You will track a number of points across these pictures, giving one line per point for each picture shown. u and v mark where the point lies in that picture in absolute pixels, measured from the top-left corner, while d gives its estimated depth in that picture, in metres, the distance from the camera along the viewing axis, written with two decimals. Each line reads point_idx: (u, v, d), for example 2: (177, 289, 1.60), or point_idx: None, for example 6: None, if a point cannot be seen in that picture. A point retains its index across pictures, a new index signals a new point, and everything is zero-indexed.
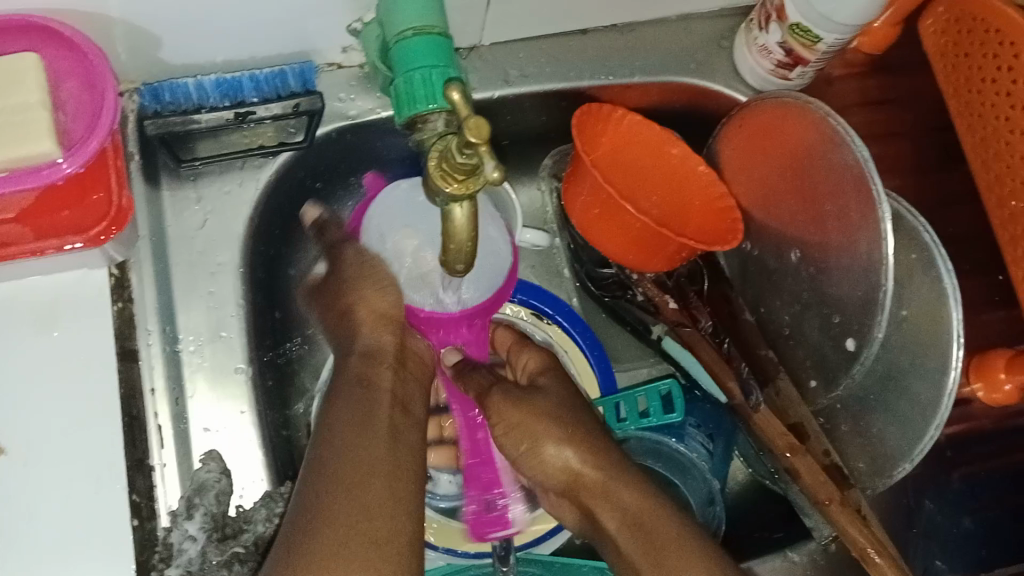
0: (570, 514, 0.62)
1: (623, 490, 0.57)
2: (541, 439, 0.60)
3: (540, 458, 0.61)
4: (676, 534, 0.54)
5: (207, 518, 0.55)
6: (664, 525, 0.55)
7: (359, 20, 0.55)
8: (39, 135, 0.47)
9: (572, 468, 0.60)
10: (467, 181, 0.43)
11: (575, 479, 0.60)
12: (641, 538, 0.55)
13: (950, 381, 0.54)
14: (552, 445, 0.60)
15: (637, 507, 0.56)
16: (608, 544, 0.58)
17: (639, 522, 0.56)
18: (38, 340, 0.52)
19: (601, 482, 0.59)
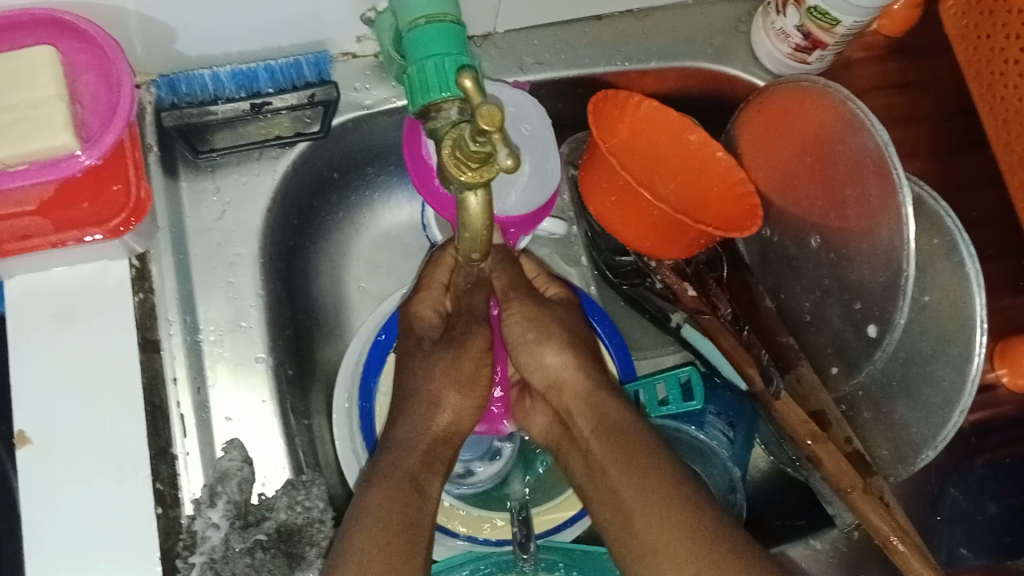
0: (540, 424, 0.63)
1: (609, 407, 0.58)
2: (540, 350, 0.60)
3: (531, 362, 0.61)
4: (652, 458, 0.54)
5: (231, 505, 0.54)
6: (644, 451, 0.55)
7: (373, 9, 0.55)
8: (57, 128, 0.47)
9: (563, 380, 0.60)
10: (482, 170, 0.43)
11: (563, 387, 0.60)
12: (619, 457, 0.55)
13: (973, 367, 0.53)
14: (552, 357, 0.60)
15: (617, 423, 0.57)
16: (580, 461, 0.58)
17: (618, 440, 0.56)
18: (60, 332, 0.53)
19: (586, 399, 0.59)
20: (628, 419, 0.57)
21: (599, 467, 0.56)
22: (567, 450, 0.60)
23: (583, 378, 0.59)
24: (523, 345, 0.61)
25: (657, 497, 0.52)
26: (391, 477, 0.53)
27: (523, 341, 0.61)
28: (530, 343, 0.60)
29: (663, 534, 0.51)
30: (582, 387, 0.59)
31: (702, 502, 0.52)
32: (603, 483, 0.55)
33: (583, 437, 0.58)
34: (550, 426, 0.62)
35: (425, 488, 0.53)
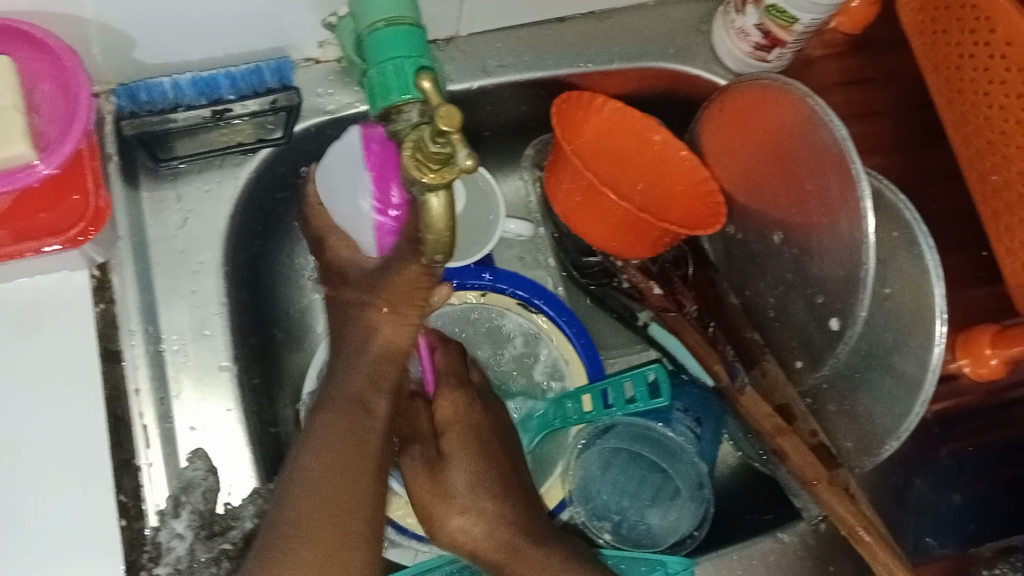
0: (456, 531, 0.58)
1: (526, 544, 0.58)
2: (454, 459, 0.59)
3: (444, 524, 0.58)
4: (567, 572, 0.57)
5: (196, 514, 0.55)
6: (562, 561, 0.58)
7: (333, 14, 0.55)
8: (13, 137, 0.47)
9: (483, 535, 0.58)
10: (443, 171, 0.43)
11: (486, 542, 0.58)
12: (523, 540, 0.58)
13: (935, 358, 0.54)
14: (463, 471, 0.59)
15: (537, 566, 0.57)
16: (508, 570, 0.58)
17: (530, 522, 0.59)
18: (21, 344, 0.52)
19: (514, 557, 0.58)
20: (540, 534, 0.59)
21: (517, 565, 0.58)
22: (495, 562, 0.58)
23: (498, 529, 0.58)
24: (440, 507, 0.58)
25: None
26: (335, 419, 0.51)
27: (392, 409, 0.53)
28: (445, 505, 0.58)
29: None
30: (499, 530, 0.58)
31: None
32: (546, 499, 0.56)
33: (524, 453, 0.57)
34: (479, 531, 0.58)
35: (369, 402, 0.51)
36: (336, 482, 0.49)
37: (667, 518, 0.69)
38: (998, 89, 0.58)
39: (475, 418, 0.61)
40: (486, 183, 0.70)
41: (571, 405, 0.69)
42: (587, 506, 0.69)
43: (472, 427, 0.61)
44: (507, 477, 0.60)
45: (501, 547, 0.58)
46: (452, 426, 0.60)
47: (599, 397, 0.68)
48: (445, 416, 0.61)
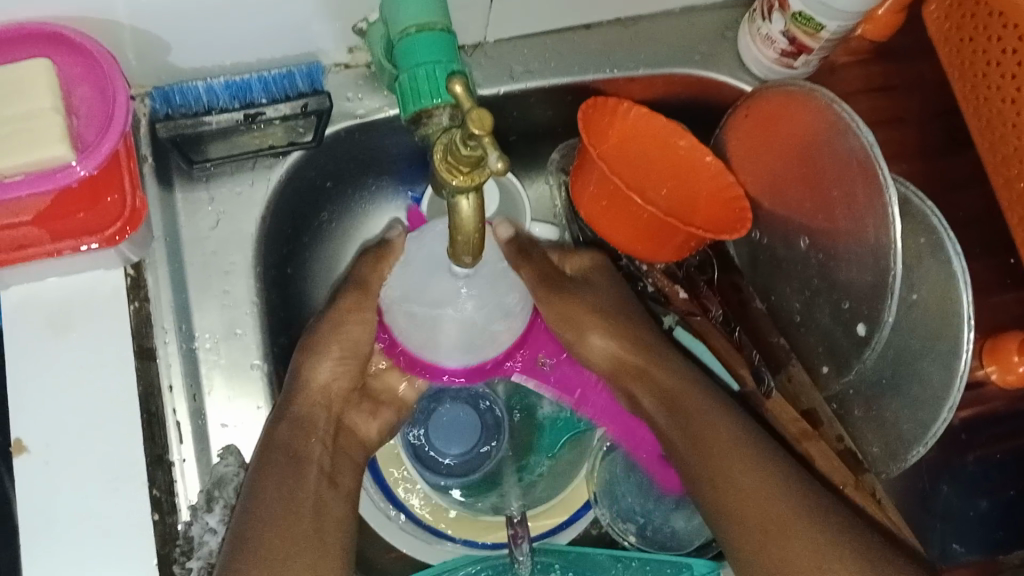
0: (598, 355, 0.63)
1: (700, 404, 0.58)
2: (589, 312, 0.62)
3: (587, 347, 0.63)
4: (742, 459, 0.55)
5: (228, 510, 0.56)
6: (736, 442, 0.56)
7: (364, 20, 0.56)
8: (54, 140, 0.48)
9: (619, 343, 0.62)
10: (472, 175, 0.44)
11: (619, 365, 0.62)
12: (708, 420, 0.57)
13: (962, 364, 0.54)
14: (596, 335, 0.63)
15: (702, 421, 0.57)
16: (664, 416, 0.60)
17: (726, 408, 0.58)
18: (56, 342, 0.53)
19: (694, 403, 0.59)
20: (717, 407, 0.58)
21: (673, 429, 0.59)
22: (653, 409, 0.61)
23: (687, 380, 0.60)
24: (589, 342, 0.63)
25: (748, 486, 0.54)
26: (273, 458, 0.55)
27: (327, 450, 0.57)
28: (592, 320, 0.62)
29: (734, 494, 0.55)
30: (676, 386, 0.60)
31: (784, 490, 0.54)
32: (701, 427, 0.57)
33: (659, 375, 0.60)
34: (620, 346, 0.62)
35: (299, 451, 0.55)
36: (286, 493, 0.53)
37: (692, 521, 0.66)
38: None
39: (602, 288, 0.64)
40: (510, 184, 0.70)
41: None
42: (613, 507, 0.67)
43: (601, 277, 0.65)
44: (687, 380, 0.60)
45: (666, 399, 0.60)
46: (581, 275, 0.64)
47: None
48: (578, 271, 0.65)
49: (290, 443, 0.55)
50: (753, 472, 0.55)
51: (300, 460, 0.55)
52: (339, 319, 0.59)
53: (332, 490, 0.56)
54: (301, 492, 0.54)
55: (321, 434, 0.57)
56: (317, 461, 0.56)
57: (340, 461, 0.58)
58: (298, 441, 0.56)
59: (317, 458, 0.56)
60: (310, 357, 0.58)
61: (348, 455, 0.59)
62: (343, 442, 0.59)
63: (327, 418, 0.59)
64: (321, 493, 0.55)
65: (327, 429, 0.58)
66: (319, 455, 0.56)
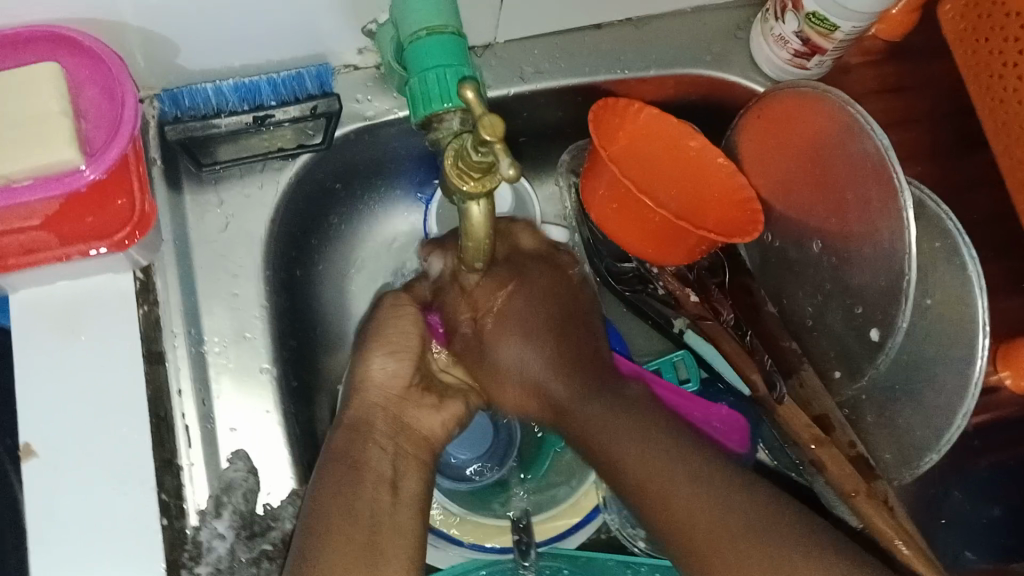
0: (506, 367, 0.59)
1: (593, 392, 0.58)
2: (504, 331, 0.58)
3: (496, 356, 0.59)
4: (647, 452, 0.53)
5: (236, 515, 0.57)
6: (628, 431, 0.55)
7: (374, 21, 0.55)
8: (62, 143, 0.47)
9: (517, 375, 0.59)
10: (483, 181, 0.44)
11: (526, 389, 0.59)
12: (592, 406, 0.57)
13: (977, 371, 0.53)
14: (511, 350, 0.58)
15: (594, 422, 0.56)
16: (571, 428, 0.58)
17: (557, 353, 0.59)
18: (65, 346, 0.53)
19: (479, 373, 0.60)
20: (563, 374, 0.58)
21: (484, 379, 0.60)
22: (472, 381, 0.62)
23: (519, 365, 0.59)
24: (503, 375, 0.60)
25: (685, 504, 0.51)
26: (333, 465, 0.55)
27: (390, 452, 0.57)
28: (503, 347, 0.59)
29: (675, 502, 0.51)
30: (520, 371, 0.59)
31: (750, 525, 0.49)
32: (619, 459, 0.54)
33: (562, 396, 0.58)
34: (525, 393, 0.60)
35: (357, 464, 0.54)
36: (334, 491, 0.53)
37: None
38: None
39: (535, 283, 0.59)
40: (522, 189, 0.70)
41: None
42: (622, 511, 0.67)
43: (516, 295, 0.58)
44: (528, 363, 0.58)
45: (480, 380, 0.61)
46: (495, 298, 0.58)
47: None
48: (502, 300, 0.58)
49: (346, 451, 0.55)
50: (689, 487, 0.51)
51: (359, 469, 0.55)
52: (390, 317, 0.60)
53: (392, 496, 0.54)
54: (357, 503, 0.53)
55: (377, 436, 0.57)
56: (374, 469, 0.55)
57: (402, 464, 0.57)
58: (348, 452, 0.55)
59: (374, 465, 0.55)
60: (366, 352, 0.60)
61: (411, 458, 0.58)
62: (408, 443, 0.58)
63: (388, 418, 0.59)
64: (381, 502, 0.53)
65: (387, 431, 0.58)
66: (377, 459, 0.56)
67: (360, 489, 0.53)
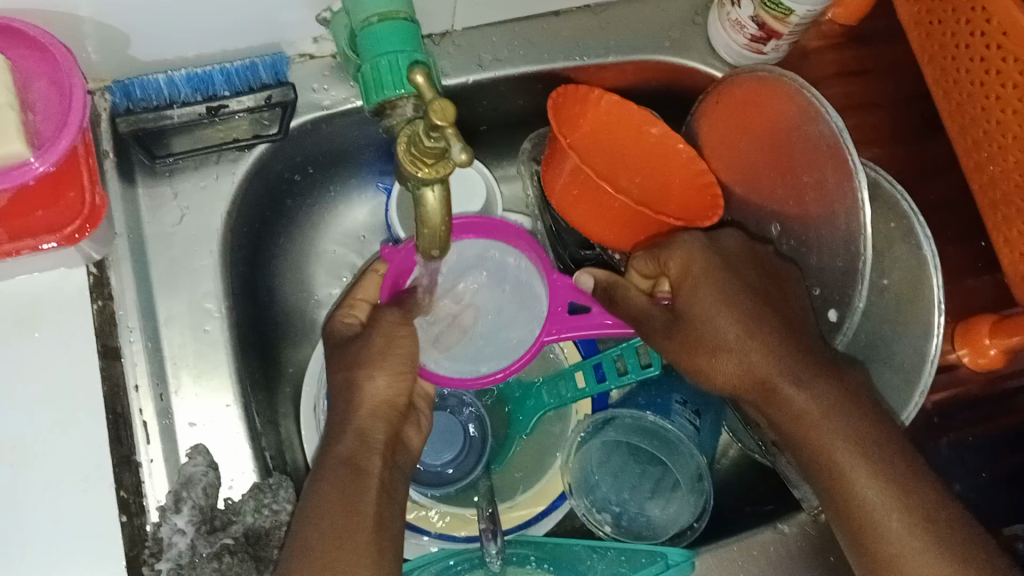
0: (734, 370, 0.54)
1: (859, 468, 0.51)
2: (705, 321, 0.55)
3: (712, 371, 0.55)
4: (910, 536, 0.49)
5: (196, 509, 0.53)
6: (895, 512, 0.50)
7: (328, 9, 0.54)
8: (9, 137, 0.46)
9: (739, 361, 0.54)
10: (437, 167, 0.43)
11: (742, 377, 0.54)
12: (864, 479, 0.51)
13: (933, 347, 0.55)
14: (730, 324, 0.54)
15: (805, 413, 0.53)
16: (802, 434, 0.53)
17: (849, 409, 0.53)
18: (17, 343, 0.52)
19: (821, 430, 0.52)
20: (856, 445, 0.52)
21: (807, 430, 0.53)
22: (787, 428, 0.54)
23: (839, 410, 0.53)
24: (713, 360, 0.55)
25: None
26: (335, 469, 0.51)
27: (389, 463, 0.53)
28: (713, 345, 0.54)
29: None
30: (820, 421, 0.53)
31: (940, 540, 0.49)
32: (827, 447, 0.52)
33: (786, 398, 0.53)
34: (737, 371, 0.54)
35: (359, 464, 0.51)
36: (332, 527, 0.48)
37: (666, 510, 0.65)
38: (994, 80, 0.57)
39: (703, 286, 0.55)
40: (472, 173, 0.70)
41: (566, 384, 0.68)
42: (588, 496, 0.66)
43: (708, 275, 0.55)
44: (830, 404, 0.53)
45: (807, 435, 0.53)
46: (684, 286, 0.56)
47: (593, 372, 0.68)
48: (681, 273, 0.56)
49: (349, 457, 0.51)
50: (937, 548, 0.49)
51: (362, 474, 0.51)
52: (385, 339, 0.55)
53: (389, 502, 0.52)
54: (363, 506, 0.50)
55: (381, 445, 0.52)
56: (379, 478, 0.52)
57: (395, 474, 0.53)
58: (357, 456, 0.51)
59: (378, 473, 0.51)
60: (368, 368, 0.54)
61: (404, 468, 0.55)
62: (400, 455, 0.55)
63: (388, 432, 0.54)
64: (383, 510, 0.51)
65: (387, 442, 0.53)
66: (381, 468, 0.52)
67: (363, 503, 0.50)
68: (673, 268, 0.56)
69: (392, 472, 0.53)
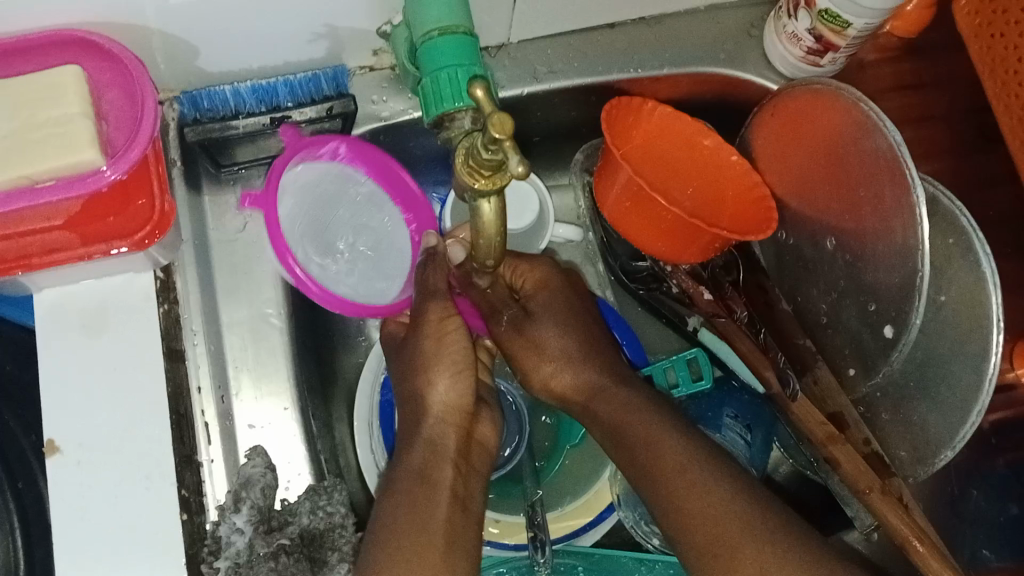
0: (558, 383, 0.62)
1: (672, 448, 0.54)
2: (545, 326, 0.62)
3: (535, 375, 0.62)
4: (719, 503, 0.51)
5: (255, 510, 0.54)
6: (724, 503, 0.50)
7: (388, 23, 0.57)
8: (82, 144, 0.47)
9: (566, 363, 0.61)
10: (493, 178, 0.44)
11: (573, 388, 0.61)
12: (672, 458, 0.53)
13: (990, 367, 0.53)
14: (553, 327, 0.62)
15: (617, 408, 0.58)
16: (620, 428, 0.57)
17: (663, 417, 0.57)
18: (87, 344, 0.54)
19: (646, 423, 0.56)
20: (669, 431, 0.55)
21: (615, 424, 0.57)
22: (585, 416, 0.61)
23: (671, 426, 0.56)
24: (529, 355, 0.62)
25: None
26: (406, 485, 0.54)
27: (462, 474, 0.56)
28: (536, 357, 0.61)
29: (749, 556, 0.48)
30: (626, 410, 0.58)
31: (760, 527, 0.49)
32: (642, 449, 0.55)
33: (583, 408, 0.61)
34: (559, 374, 0.61)
35: (428, 474, 0.55)
36: (409, 508, 0.52)
37: None
38: None
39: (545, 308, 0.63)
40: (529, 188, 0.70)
41: None
42: (637, 509, 0.66)
43: (563, 296, 0.64)
44: (637, 402, 0.58)
45: (622, 431, 0.57)
46: (535, 296, 0.64)
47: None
48: (535, 287, 0.65)
49: (418, 470, 0.55)
50: (725, 510, 0.50)
51: (430, 482, 0.54)
52: (438, 338, 0.59)
53: (465, 517, 0.54)
54: (432, 522, 0.52)
55: (453, 456, 0.56)
56: (450, 486, 0.55)
57: (468, 483, 0.56)
58: (433, 441, 0.57)
59: (448, 483, 0.55)
60: (429, 376, 0.59)
61: (478, 472, 0.58)
62: (473, 458, 0.58)
63: (458, 437, 0.58)
64: (455, 523, 0.53)
65: (458, 450, 0.57)
66: (451, 479, 0.55)
67: (431, 522, 0.52)
68: (528, 283, 0.65)
69: (464, 482, 0.56)
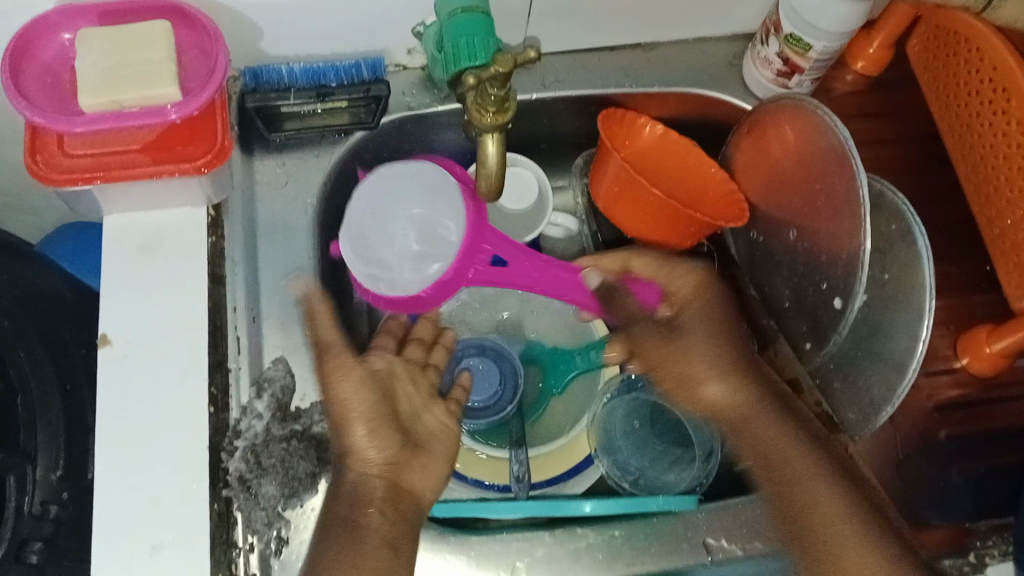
0: (717, 400, 0.70)
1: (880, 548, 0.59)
2: (694, 340, 0.70)
3: (699, 391, 0.71)
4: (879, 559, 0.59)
5: (274, 401, 0.65)
6: (863, 542, 0.60)
7: (421, 23, 0.69)
8: (164, 80, 0.58)
9: (717, 357, 0.70)
10: (499, 114, 0.55)
11: (732, 409, 0.70)
12: (838, 509, 0.61)
13: (923, 329, 0.61)
14: (701, 340, 0.71)
15: (776, 441, 0.67)
16: (781, 471, 0.65)
17: (800, 445, 0.65)
18: (145, 258, 0.63)
19: (790, 462, 0.65)
20: (812, 474, 0.63)
21: (766, 448, 0.67)
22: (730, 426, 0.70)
23: (856, 482, 0.63)
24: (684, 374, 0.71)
25: None
26: (336, 532, 0.59)
27: (387, 516, 0.60)
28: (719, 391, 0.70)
29: None
30: (775, 435, 0.67)
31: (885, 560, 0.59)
32: (780, 461, 0.66)
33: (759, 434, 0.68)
34: (734, 400, 0.70)
35: (357, 522, 0.59)
36: (348, 552, 0.58)
37: (680, 474, 0.73)
38: (986, 108, 0.67)
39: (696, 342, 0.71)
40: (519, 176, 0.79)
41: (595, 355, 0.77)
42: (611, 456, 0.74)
43: (716, 314, 0.71)
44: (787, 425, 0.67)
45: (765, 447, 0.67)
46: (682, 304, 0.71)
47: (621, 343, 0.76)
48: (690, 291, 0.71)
49: (345, 516, 0.59)
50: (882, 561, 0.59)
51: (359, 531, 0.59)
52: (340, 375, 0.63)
53: (395, 557, 0.59)
54: (366, 560, 0.57)
55: (378, 501, 0.60)
56: (375, 529, 0.59)
57: (397, 523, 0.60)
58: (355, 516, 0.59)
59: (375, 527, 0.59)
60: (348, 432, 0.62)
61: (410, 512, 0.62)
62: (399, 505, 0.61)
63: (385, 485, 0.61)
64: (381, 563, 0.58)
65: (382, 494, 0.61)
66: (377, 523, 0.59)
67: (363, 551, 0.58)
68: (681, 290, 0.71)
69: (392, 525, 0.60)
